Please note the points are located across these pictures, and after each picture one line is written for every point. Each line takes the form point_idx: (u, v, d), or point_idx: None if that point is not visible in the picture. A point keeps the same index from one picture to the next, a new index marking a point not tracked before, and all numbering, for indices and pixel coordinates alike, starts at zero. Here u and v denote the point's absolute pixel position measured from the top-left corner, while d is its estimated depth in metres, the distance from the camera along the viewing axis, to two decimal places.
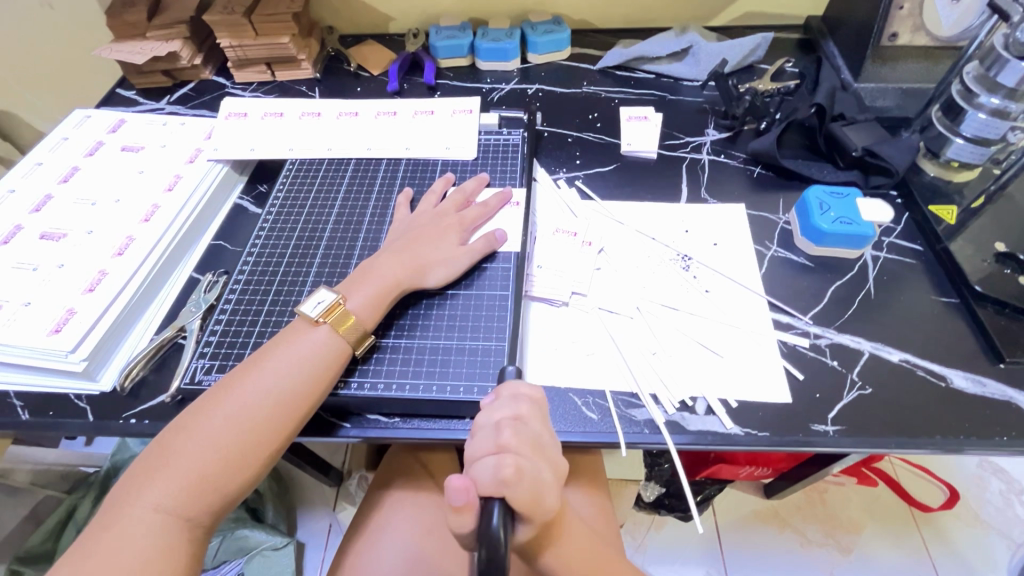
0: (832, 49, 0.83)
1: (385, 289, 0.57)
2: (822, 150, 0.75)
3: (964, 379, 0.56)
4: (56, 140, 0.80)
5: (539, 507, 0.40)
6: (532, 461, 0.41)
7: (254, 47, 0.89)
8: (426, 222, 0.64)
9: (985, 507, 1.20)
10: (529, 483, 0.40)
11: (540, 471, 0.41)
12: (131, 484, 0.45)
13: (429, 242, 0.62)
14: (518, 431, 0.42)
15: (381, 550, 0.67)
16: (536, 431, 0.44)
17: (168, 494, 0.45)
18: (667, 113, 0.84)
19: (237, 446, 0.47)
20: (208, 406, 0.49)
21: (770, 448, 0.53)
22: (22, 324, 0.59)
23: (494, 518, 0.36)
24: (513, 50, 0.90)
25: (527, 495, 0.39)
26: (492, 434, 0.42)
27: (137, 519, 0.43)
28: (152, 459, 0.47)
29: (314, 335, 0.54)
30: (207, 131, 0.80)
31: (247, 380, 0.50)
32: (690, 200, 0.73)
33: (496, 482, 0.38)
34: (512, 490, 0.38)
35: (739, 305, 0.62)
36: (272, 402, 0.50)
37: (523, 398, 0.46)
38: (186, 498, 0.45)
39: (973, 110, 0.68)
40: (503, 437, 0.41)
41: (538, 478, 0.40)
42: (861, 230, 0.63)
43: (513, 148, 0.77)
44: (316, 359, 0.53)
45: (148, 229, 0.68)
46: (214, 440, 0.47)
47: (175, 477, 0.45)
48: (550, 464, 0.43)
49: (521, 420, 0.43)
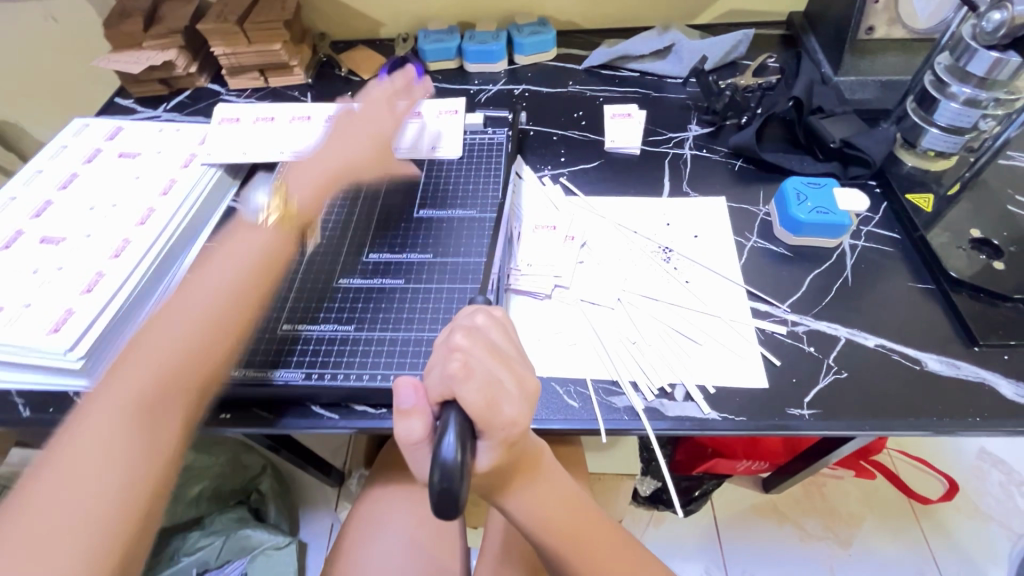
0: (813, 44, 0.85)
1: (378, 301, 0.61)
2: (801, 143, 0.76)
3: (939, 362, 0.57)
4: (56, 148, 0.82)
5: (498, 425, 0.38)
6: (485, 364, 0.40)
7: (248, 54, 0.91)
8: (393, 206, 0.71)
9: (984, 498, 1.20)
10: (482, 380, 0.39)
11: (496, 373, 0.40)
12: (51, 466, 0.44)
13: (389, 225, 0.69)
14: (472, 336, 0.42)
15: (380, 540, 0.69)
16: (492, 338, 0.43)
17: (87, 459, 0.45)
18: (651, 110, 0.85)
19: (153, 395, 0.49)
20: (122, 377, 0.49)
21: (747, 432, 0.54)
22: (23, 323, 0.61)
23: (448, 436, 0.35)
24: (500, 51, 0.92)
25: (479, 401, 0.37)
26: (445, 341, 0.42)
27: (59, 483, 0.43)
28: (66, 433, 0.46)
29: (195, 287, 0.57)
30: (201, 137, 0.82)
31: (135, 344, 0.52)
32: (673, 194, 0.74)
33: (446, 389, 0.38)
34: (464, 383, 0.38)
35: (719, 295, 0.64)
36: (172, 353, 0.51)
37: (483, 312, 0.45)
38: (109, 453, 0.45)
39: (946, 100, 0.68)
40: (454, 341, 0.41)
41: (492, 382, 0.39)
42: (837, 220, 0.64)
43: (498, 147, 0.78)
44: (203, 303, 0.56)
45: (143, 232, 0.70)
46: (121, 398, 0.48)
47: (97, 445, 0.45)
48: (512, 373, 0.41)
49: (477, 328, 0.43)
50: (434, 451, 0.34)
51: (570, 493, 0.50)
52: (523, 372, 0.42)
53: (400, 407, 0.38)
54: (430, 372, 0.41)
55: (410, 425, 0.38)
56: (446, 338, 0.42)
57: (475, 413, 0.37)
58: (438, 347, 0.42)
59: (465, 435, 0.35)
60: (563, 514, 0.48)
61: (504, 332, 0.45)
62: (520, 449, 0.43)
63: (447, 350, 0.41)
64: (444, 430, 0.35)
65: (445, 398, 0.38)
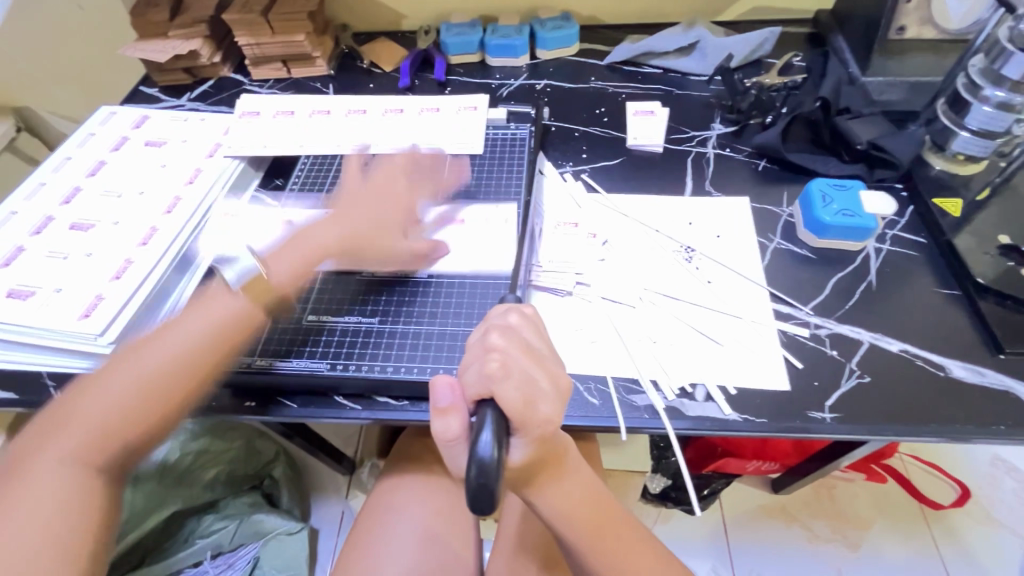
0: (840, 43, 0.84)
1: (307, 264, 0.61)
2: (826, 143, 0.75)
3: (963, 369, 0.57)
4: (83, 135, 0.83)
5: (534, 421, 0.40)
6: (521, 364, 0.41)
7: (272, 45, 0.91)
8: (368, 196, 0.67)
9: (996, 506, 1.19)
10: (519, 381, 0.40)
11: (532, 373, 0.41)
12: (36, 441, 0.47)
13: (364, 223, 0.65)
14: (507, 336, 0.43)
15: (396, 529, 0.70)
16: (526, 337, 0.44)
17: (71, 448, 0.47)
18: (674, 107, 0.85)
19: (145, 404, 0.50)
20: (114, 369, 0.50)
21: (767, 434, 0.54)
22: (54, 308, 0.63)
23: (486, 432, 0.36)
24: (522, 46, 0.91)
25: (516, 400, 0.39)
26: (480, 342, 0.43)
27: (44, 470, 0.46)
28: (59, 413, 0.49)
29: (225, 300, 0.55)
30: (225, 127, 0.83)
31: (150, 343, 0.52)
32: (695, 193, 0.74)
33: (484, 388, 0.39)
34: (501, 384, 0.39)
35: (740, 296, 0.64)
36: (175, 364, 0.51)
37: (514, 312, 0.46)
38: (91, 450, 0.48)
39: (979, 103, 0.68)
40: (492, 341, 0.42)
41: (528, 382, 0.40)
42: (864, 222, 0.64)
43: (521, 143, 0.79)
44: (226, 322, 0.54)
45: (171, 220, 0.71)
46: (119, 399, 0.49)
47: (79, 434, 0.48)
48: (546, 372, 0.42)
49: (511, 329, 0.44)
50: (472, 448, 0.35)
51: (595, 490, 0.51)
52: (555, 368, 0.44)
53: (438, 404, 0.39)
54: (465, 371, 0.42)
55: (447, 423, 0.38)
56: (481, 341, 0.43)
57: (511, 411, 0.39)
58: (474, 348, 0.43)
59: (501, 432, 0.36)
60: (589, 511, 0.49)
61: (536, 329, 0.46)
62: (551, 445, 0.44)
63: (483, 351, 0.42)
64: (483, 427, 0.36)
65: (482, 396, 0.39)
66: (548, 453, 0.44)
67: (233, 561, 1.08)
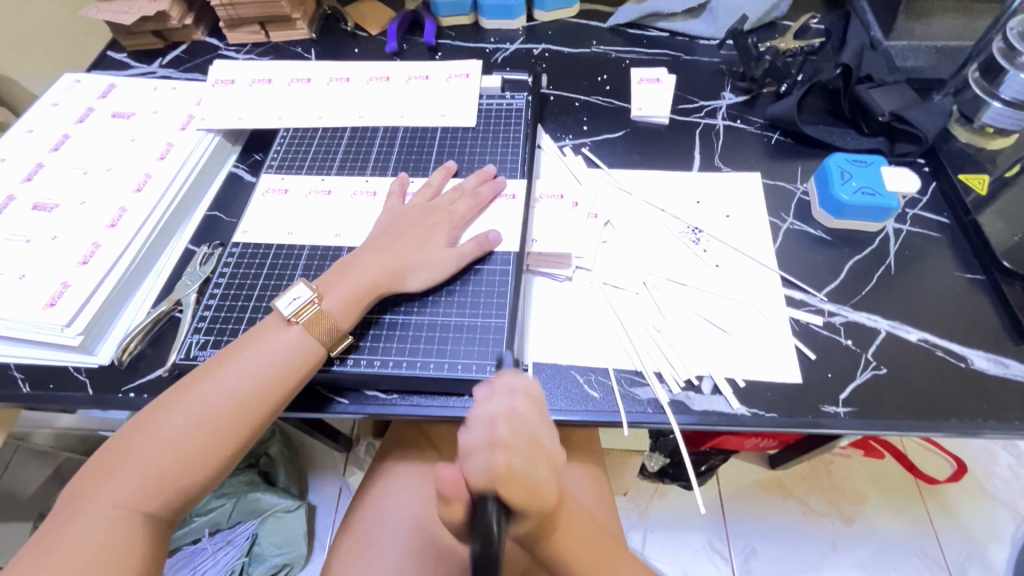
0: (863, 5, 0.76)
1: (362, 289, 0.54)
2: (846, 115, 0.70)
3: (986, 360, 0.54)
4: (46, 106, 0.77)
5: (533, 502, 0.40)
6: (526, 459, 0.40)
7: (247, 6, 0.84)
8: (421, 215, 0.60)
9: (992, 480, 1.19)
10: (522, 481, 0.39)
11: (534, 467, 0.40)
12: (90, 481, 0.45)
13: (413, 243, 0.57)
14: (515, 425, 0.41)
15: (388, 518, 0.67)
16: (532, 420, 0.43)
17: (127, 492, 0.44)
18: (681, 75, 0.79)
19: (200, 447, 0.46)
20: (170, 405, 0.47)
21: (778, 429, 0.51)
22: (18, 297, 0.58)
23: (489, 507, 0.35)
24: (519, 6, 0.85)
25: (518, 492, 0.38)
26: (486, 429, 0.41)
27: (99, 516, 0.43)
28: (114, 452, 0.46)
29: (291, 334, 0.51)
30: (197, 98, 0.77)
31: (209, 379, 0.48)
32: (703, 169, 0.69)
33: (487, 480, 0.37)
34: (506, 488, 0.37)
35: (751, 281, 0.60)
36: (234, 404, 0.48)
37: (520, 394, 0.44)
38: (143, 496, 0.44)
39: (1014, 70, 0.63)
40: (497, 430, 0.41)
41: (531, 479, 0.40)
42: (885, 202, 0.59)
43: (517, 114, 0.73)
44: (289, 359, 0.50)
45: (141, 200, 0.66)
46: (172, 441, 0.46)
47: (133, 476, 0.44)
48: (547, 456, 0.42)
49: (518, 414, 0.43)
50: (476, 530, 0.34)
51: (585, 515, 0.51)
52: (554, 445, 0.44)
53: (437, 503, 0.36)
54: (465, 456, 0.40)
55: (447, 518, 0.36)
56: (486, 428, 0.41)
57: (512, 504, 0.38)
58: (476, 431, 0.41)
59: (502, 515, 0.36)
60: (580, 538, 0.49)
61: (540, 407, 0.45)
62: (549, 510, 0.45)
63: (489, 444, 0.40)
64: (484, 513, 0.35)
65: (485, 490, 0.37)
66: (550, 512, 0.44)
67: (232, 538, 1.09)
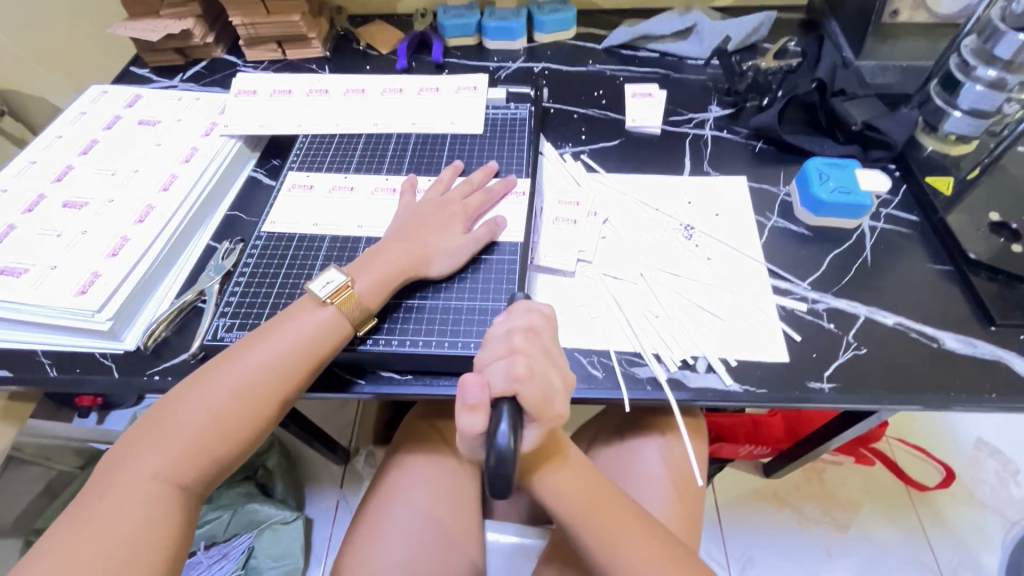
0: (834, 28, 0.85)
1: (390, 273, 0.58)
2: (823, 125, 0.76)
3: (956, 341, 0.58)
4: (75, 114, 0.82)
5: (548, 409, 0.43)
6: (542, 366, 0.43)
7: (266, 25, 0.90)
8: (436, 207, 0.64)
9: (980, 487, 1.22)
10: (539, 384, 0.42)
11: (549, 375, 0.44)
12: (130, 451, 0.47)
13: (434, 231, 0.61)
14: (531, 338, 0.45)
15: (401, 505, 0.70)
16: (548, 339, 0.46)
17: (164, 463, 0.47)
18: (671, 90, 0.86)
19: (234, 420, 0.49)
20: (205, 380, 0.51)
21: (769, 404, 0.55)
22: (49, 285, 0.62)
23: (505, 423, 0.38)
24: (520, 29, 0.91)
25: (535, 395, 0.41)
26: (504, 340, 0.44)
27: (137, 486, 0.46)
28: (150, 426, 0.49)
29: (317, 316, 0.54)
30: (220, 107, 0.82)
31: (243, 356, 0.52)
32: (693, 173, 0.75)
33: (508, 383, 0.41)
34: (524, 388, 0.41)
35: (740, 272, 0.64)
36: (262, 382, 0.51)
37: (536, 311, 0.48)
38: (180, 466, 0.47)
39: (971, 82, 0.70)
40: (516, 342, 0.44)
41: (546, 382, 0.43)
42: (857, 201, 0.65)
43: (520, 123, 0.78)
44: (315, 339, 0.53)
45: (167, 198, 0.70)
46: (208, 413, 0.49)
47: (171, 447, 0.47)
48: (558, 369, 0.45)
49: (534, 331, 0.46)
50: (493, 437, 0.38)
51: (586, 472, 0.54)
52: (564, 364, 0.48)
53: (464, 401, 0.39)
54: (487, 365, 0.43)
55: (474, 420, 0.39)
56: (504, 339, 0.44)
57: (529, 406, 0.41)
58: (495, 342, 0.45)
59: (517, 423, 0.39)
60: (581, 482, 0.53)
61: (555, 331, 0.48)
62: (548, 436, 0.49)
63: (507, 352, 0.43)
64: (502, 419, 0.38)
65: (502, 394, 0.41)
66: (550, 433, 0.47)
67: (227, 551, 1.09)
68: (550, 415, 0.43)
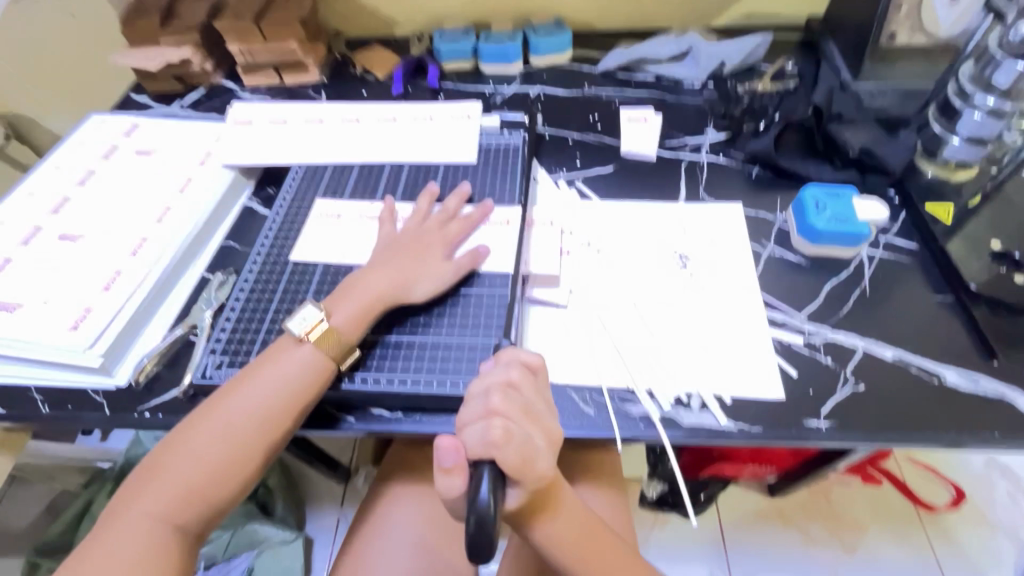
0: (833, 48, 0.84)
1: (368, 305, 0.58)
2: (820, 150, 0.75)
3: (957, 376, 0.57)
4: (73, 144, 0.82)
5: (532, 470, 0.42)
6: (520, 428, 0.43)
7: (263, 52, 0.91)
8: (412, 236, 0.64)
9: (992, 508, 1.20)
10: (517, 446, 0.42)
11: (529, 434, 0.43)
12: (127, 495, 0.48)
13: (410, 260, 0.61)
14: (509, 396, 0.44)
15: (390, 539, 0.68)
16: (529, 395, 0.46)
17: (160, 506, 0.47)
18: (667, 114, 0.85)
19: (229, 460, 0.49)
20: (198, 422, 0.51)
21: (764, 443, 0.54)
22: (42, 321, 0.62)
23: (482, 489, 0.38)
24: (516, 53, 0.91)
25: (513, 459, 0.41)
26: (482, 401, 0.44)
27: (134, 530, 0.46)
28: (146, 471, 0.49)
29: (304, 351, 0.54)
30: (216, 136, 0.82)
31: (234, 396, 0.52)
32: (688, 200, 0.74)
33: (484, 448, 0.41)
34: (501, 453, 0.41)
35: (735, 303, 0.63)
36: (257, 419, 0.51)
37: (516, 363, 0.47)
38: (177, 509, 0.47)
39: (970, 110, 0.70)
40: (493, 402, 0.44)
41: (526, 443, 0.43)
42: (856, 230, 0.64)
43: (514, 151, 0.78)
44: (305, 373, 0.53)
45: (161, 230, 0.70)
46: (204, 455, 0.49)
47: (168, 490, 0.47)
48: (541, 428, 0.45)
49: (514, 387, 0.45)
50: (471, 504, 0.38)
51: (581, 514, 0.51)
52: (550, 421, 0.47)
53: (441, 465, 0.40)
54: (465, 428, 0.43)
55: (453, 482, 0.40)
56: (482, 400, 0.44)
57: (508, 470, 0.41)
58: (473, 404, 0.45)
59: (497, 486, 0.39)
60: (577, 526, 0.50)
61: (538, 384, 0.47)
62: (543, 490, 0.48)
63: (484, 414, 0.43)
64: (479, 485, 0.39)
65: (481, 457, 0.41)
66: (541, 489, 0.47)
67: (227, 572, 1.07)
68: (535, 478, 0.43)
